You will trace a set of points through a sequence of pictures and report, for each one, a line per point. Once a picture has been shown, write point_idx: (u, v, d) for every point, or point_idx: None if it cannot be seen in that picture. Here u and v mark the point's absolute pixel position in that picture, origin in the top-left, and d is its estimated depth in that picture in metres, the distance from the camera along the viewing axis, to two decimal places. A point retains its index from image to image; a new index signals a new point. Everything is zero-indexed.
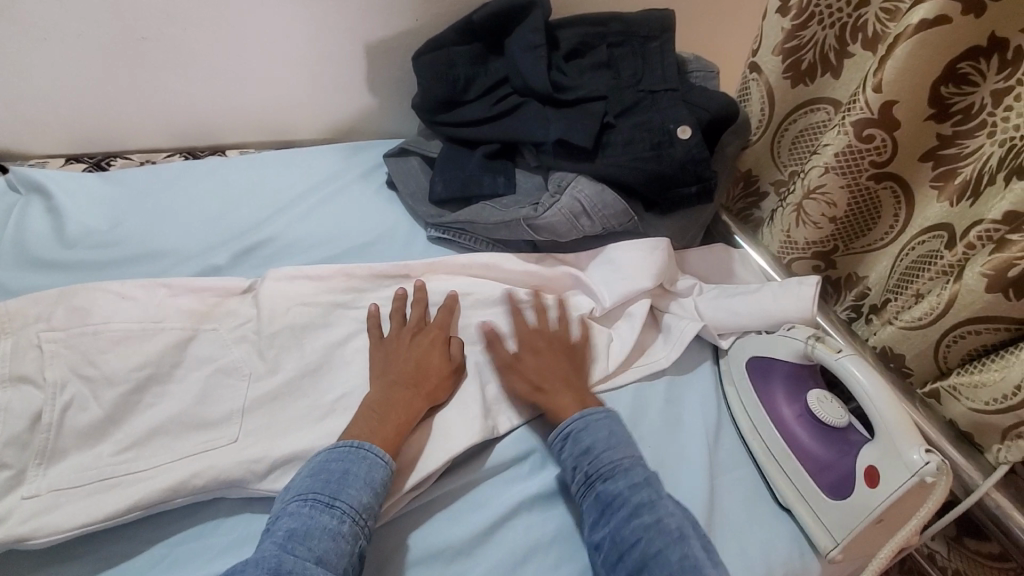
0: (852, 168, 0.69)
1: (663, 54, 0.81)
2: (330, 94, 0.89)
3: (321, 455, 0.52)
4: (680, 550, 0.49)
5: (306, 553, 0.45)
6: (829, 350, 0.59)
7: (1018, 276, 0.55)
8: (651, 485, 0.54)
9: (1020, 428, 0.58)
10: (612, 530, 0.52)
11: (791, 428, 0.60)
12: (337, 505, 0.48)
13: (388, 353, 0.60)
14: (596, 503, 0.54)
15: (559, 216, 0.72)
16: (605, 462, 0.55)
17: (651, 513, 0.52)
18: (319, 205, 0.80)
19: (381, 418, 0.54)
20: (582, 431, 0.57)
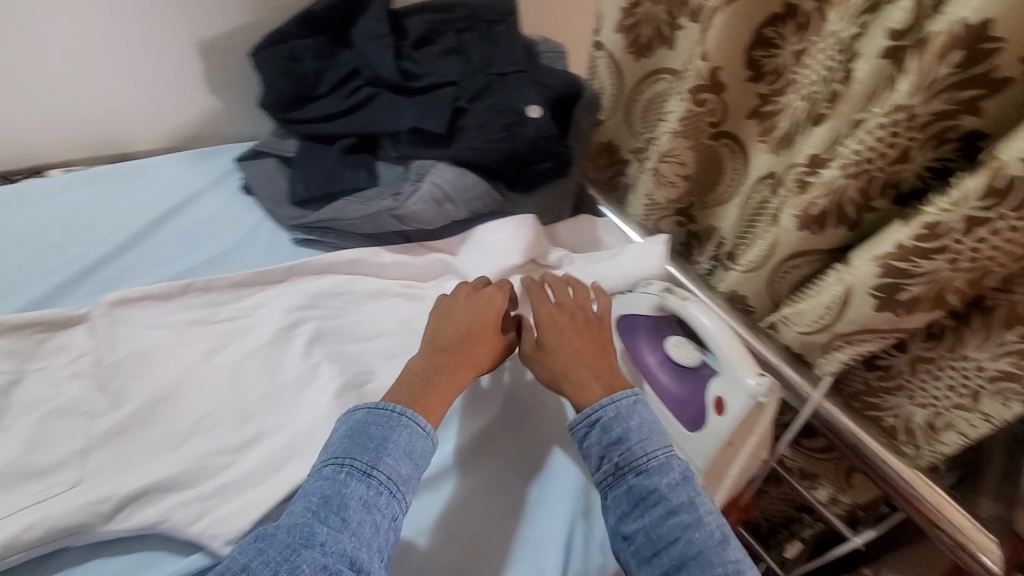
0: (694, 130, 0.75)
1: (509, 36, 0.82)
2: (166, 99, 0.82)
3: (364, 412, 0.52)
4: (721, 553, 0.51)
5: (340, 523, 0.46)
6: (676, 301, 0.65)
7: (818, 213, 0.63)
8: (691, 481, 0.55)
9: (836, 342, 0.67)
10: (647, 527, 0.53)
11: (654, 374, 0.66)
12: (374, 475, 0.49)
13: (441, 321, 0.61)
14: (629, 495, 0.55)
15: (421, 203, 0.72)
16: (637, 455, 0.56)
17: (690, 513, 0.53)
18: (164, 220, 0.74)
19: (423, 387, 0.55)
20: (613, 421, 0.57)
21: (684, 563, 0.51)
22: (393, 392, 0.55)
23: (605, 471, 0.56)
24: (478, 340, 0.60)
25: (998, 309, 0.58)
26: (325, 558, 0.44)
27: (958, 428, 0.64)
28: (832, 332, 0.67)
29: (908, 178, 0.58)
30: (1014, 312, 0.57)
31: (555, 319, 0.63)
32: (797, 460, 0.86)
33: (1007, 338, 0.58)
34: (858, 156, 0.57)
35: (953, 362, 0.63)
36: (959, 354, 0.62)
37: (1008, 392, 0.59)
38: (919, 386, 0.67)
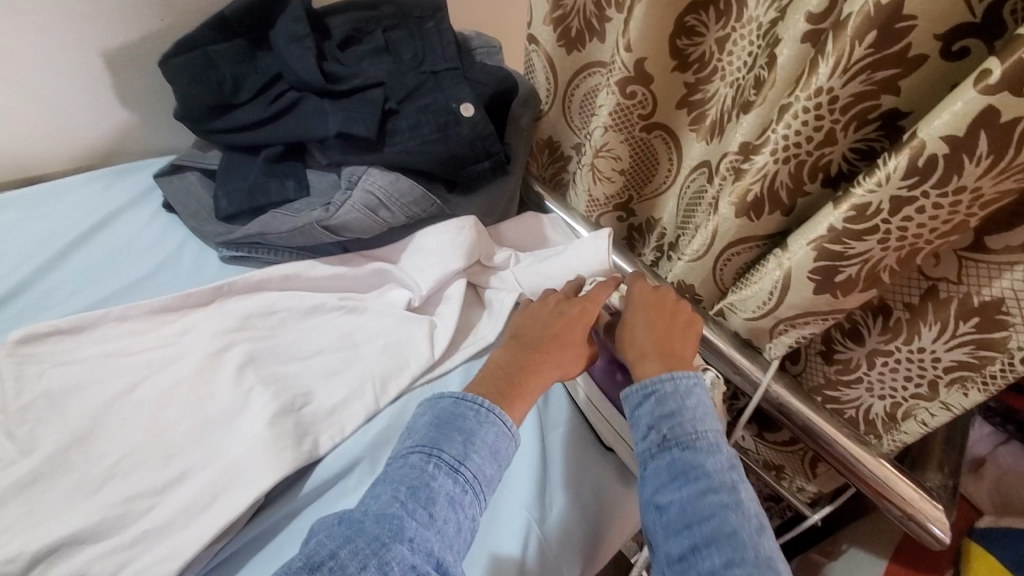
0: (625, 123, 0.75)
1: (440, 33, 0.79)
2: (71, 115, 0.76)
3: (450, 402, 0.53)
4: (760, 543, 0.48)
5: (429, 518, 0.45)
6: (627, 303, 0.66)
7: (754, 200, 0.63)
8: (739, 471, 0.52)
9: (781, 326, 0.68)
10: (684, 499, 0.50)
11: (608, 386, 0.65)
12: (461, 471, 0.49)
13: (531, 317, 0.63)
14: (670, 467, 0.52)
15: (354, 212, 0.68)
16: (688, 429, 0.53)
17: (731, 495, 0.50)
18: (78, 245, 0.69)
19: (506, 377, 0.57)
20: (670, 396, 0.55)
21: (715, 541, 0.47)
22: (481, 380, 0.57)
23: (650, 440, 0.54)
24: (570, 334, 0.60)
25: (952, 301, 0.58)
26: (412, 557, 0.43)
27: (918, 416, 0.66)
28: (775, 317, 0.67)
29: (835, 161, 0.59)
30: (966, 304, 0.57)
31: (634, 310, 0.64)
32: (761, 452, 0.86)
33: (962, 328, 0.58)
34: (786, 140, 0.58)
35: (910, 354, 0.63)
36: (915, 345, 0.63)
37: (966, 381, 0.60)
38: (878, 380, 0.68)
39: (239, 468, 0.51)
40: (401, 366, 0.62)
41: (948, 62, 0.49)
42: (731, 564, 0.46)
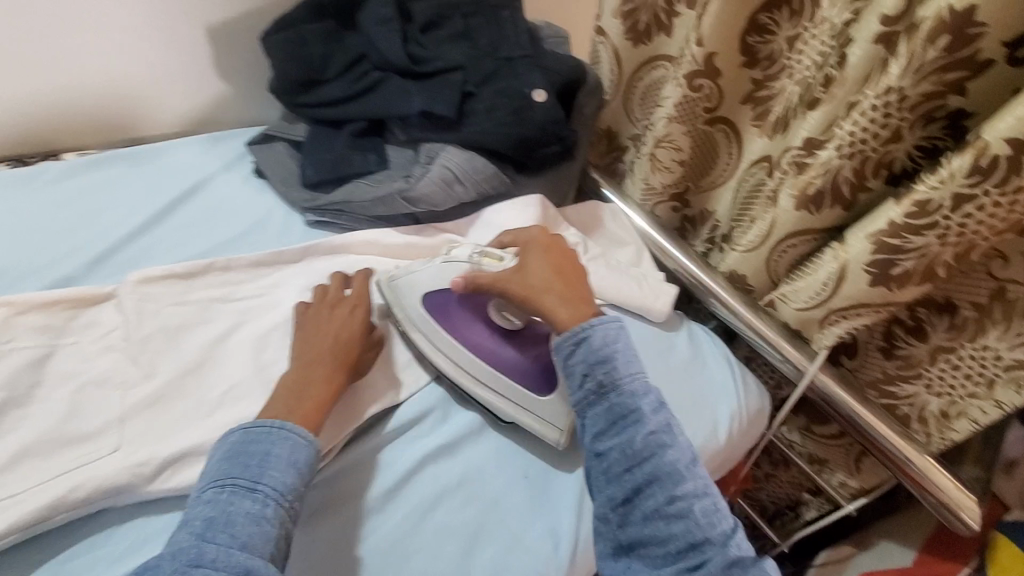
0: (690, 115, 0.78)
1: (514, 22, 0.84)
2: (173, 83, 0.83)
3: (237, 435, 0.52)
4: (694, 471, 0.53)
5: (229, 539, 0.45)
6: (491, 261, 0.65)
7: (815, 193, 0.66)
8: (669, 409, 0.56)
9: (831, 316, 0.71)
10: (622, 444, 0.54)
11: (482, 349, 0.64)
12: (258, 490, 0.48)
13: (311, 328, 0.60)
14: (608, 413, 0.55)
15: (432, 185, 0.75)
16: (621, 374, 0.56)
17: (666, 434, 0.54)
18: (181, 201, 0.76)
19: (313, 384, 0.56)
20: (599, 344, 0.57)
21: (656, 479, 0.52)
22: (272, 404, 0.54)
23: (585, 389, 0.56)
24: (338, 343, 0.59)
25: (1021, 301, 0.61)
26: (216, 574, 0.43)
27: (971, 415, 0.69)
28: (828, 307, 0.70)
29: (899, 158, 0.61)
30: None
31: (531, 258, 0.64)
32: (806, 446, 0.89)
33: None
34: (852, 136, 0.60)
35: (972, 352, 0.66)
36: (978, 343, 0.65)
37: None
38: (937, 376, 0.70)
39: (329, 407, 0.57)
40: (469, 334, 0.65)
41: (1014, 69, 0.52)
42: (674, 497, 0.52)
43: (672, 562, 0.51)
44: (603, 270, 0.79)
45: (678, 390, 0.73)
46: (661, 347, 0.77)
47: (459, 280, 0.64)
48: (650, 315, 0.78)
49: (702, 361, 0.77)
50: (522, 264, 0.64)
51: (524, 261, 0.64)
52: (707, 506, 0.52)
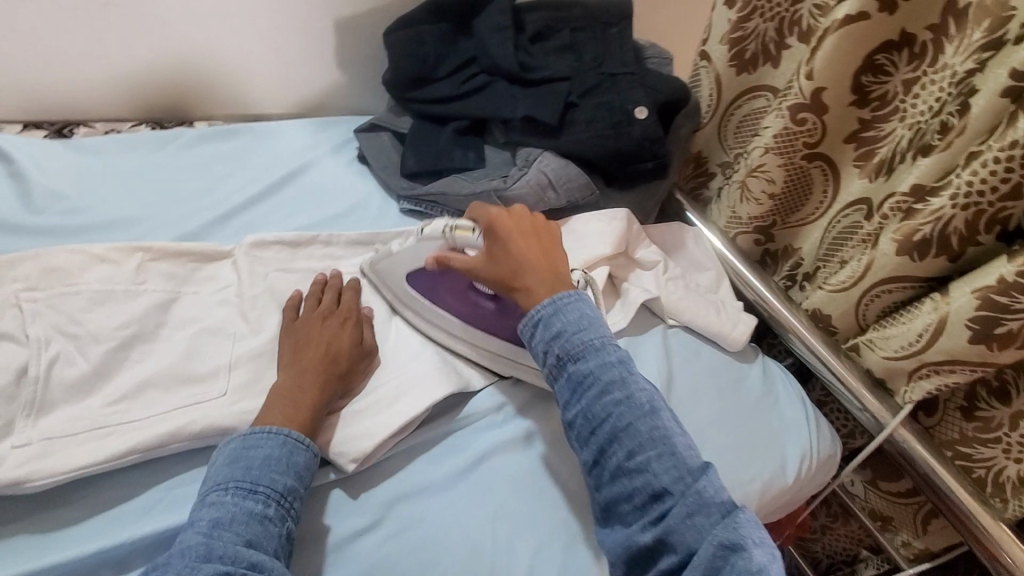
0: (789, 149, 0.76)
1: (621, 40, 0.85)
2: (297, 67, 0.89)
3: (238, 440, 0.50)
4: (651, 424, 0.52)
5: (236, 537, 0.45)
6: (465, 234, 0.64)
7: (921, 241, 0.64)
8: (626, 364, 0.54)
9: (922, 371, 0.68)
10: (583, 410, 0.53)
11: (472, 318, 0.65)
12: (260, 491, 0.47)
13: (296, 341, 0.58)
14: (567, 383, 0.54)
15: (526, 188, 0.77)
16: (573, 341, 0.55)
17: (621, 390, 0.53)
18: (295, 176, 0.81)
19: (294, 402, 0.53)
20: (550, 315, 0.56)
21: (617, 438, 0.52)
22: (267, 411, 0.52)
23: (547, 363, 0.56)
24: (330, 353, 0.57)
25: None
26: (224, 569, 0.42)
27: None
28: (919, 360, 0.68)
29: (1017, 215, 0.59)
30: None
31: (507, 237, 0.62)
32: (869, 500, 0.86)
33: None
34: (969, 187, 0.59)
35: None
36: None
37: None
38: (1017, 443, 0.67)
39: (413, 383, 0.60)
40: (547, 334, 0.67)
41: None
42: (634, 452, 0.51)
43: (639, 515, 0.50)
44: (682, 290, 0.79)
45: (751, 423, 0.72)
46: (735, 377, 0.76)
47: (434, 261, 0.64)
48: (724, 342, 0.77)
49: (775, 398, 0.76)
50: (489, 248, 0.62)
51: (489, 240, 0.63)
52: (666, 456, 0.50)
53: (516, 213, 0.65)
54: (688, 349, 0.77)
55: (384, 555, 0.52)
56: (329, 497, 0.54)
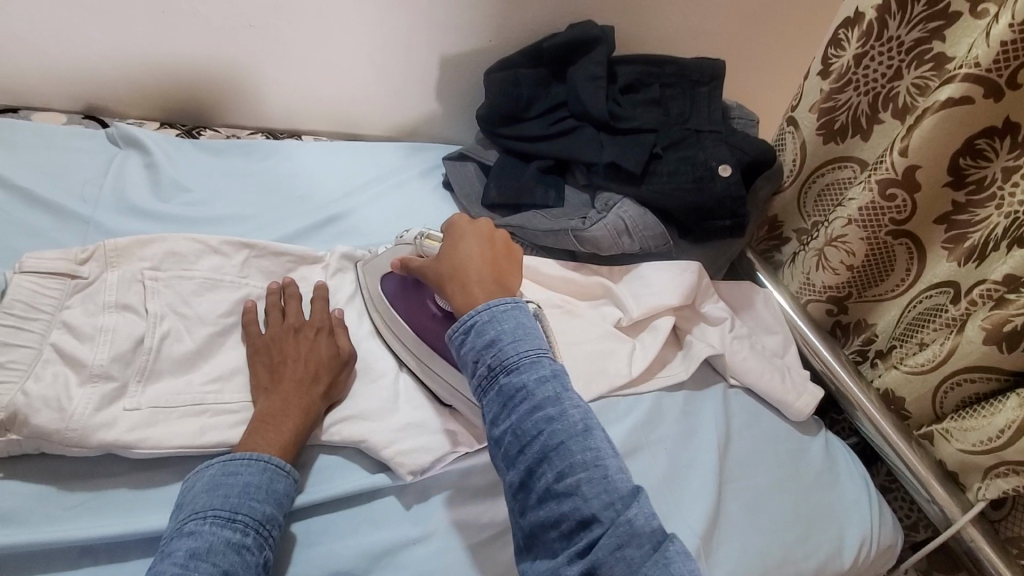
0: (873, 223, 0.75)
1: (710, 99, 0.88)
2: (399, 95, 0.94)
3: (217, 466, 0.50)
4: (583, 443, 0.48)
5: (211, 569, 0.44)
6: (432, 243, 0.66)
7: (1011, 331, 0.62)
8: (559, 379, 0.51)
9: (1000, 469, 0.66)
10: (512, 426, 0.49)
11: (425, 331, 0.64)
12: (238, 520, 0.47)
13: (273, 352, 0.58)
14: (499, 397, 0.51)
15: (605, 232, 0.80)
16: (508, 353, 0.51)
17: (555, 406, 0.49)
18: (386, 194, 0.86)
19: (275, 426, 0.53)
20: (486, 324, 0.53)
21: (546, 458, 0.48)
22: (251, 437, 0.52)
23: (480, 375, 0.52)
24: (310, 373, 0.57)
25: None
26: None
27: None
28: (999, 456, 0.65)
29: None
30: None
31: (462, 241, 0.63)
32: None
33: None
34: None
35: None
36: None
37: None
38: None
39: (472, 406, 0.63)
40: (601, 375, 0.72)
41: None
42: (563, 473, 0.47)
43: (566, 544, 0.46)
44: (748, 352, 0.78)
45: (811, 499, 0.70)
46: (794, 449, 0.74)
47: (398, 264, 0.65)
48: (787, 410, 0.76)
49: (836, 476, 0.73)
50: (442, 250, 0.63)
51: (450, 244, 0.63)
52: (596, 480, 0.46)
53: (478, 222, 0.65)
54: (748, 412, 0.76)
55: (431, 567, 0.53)
56: (384, 504, 0.56)
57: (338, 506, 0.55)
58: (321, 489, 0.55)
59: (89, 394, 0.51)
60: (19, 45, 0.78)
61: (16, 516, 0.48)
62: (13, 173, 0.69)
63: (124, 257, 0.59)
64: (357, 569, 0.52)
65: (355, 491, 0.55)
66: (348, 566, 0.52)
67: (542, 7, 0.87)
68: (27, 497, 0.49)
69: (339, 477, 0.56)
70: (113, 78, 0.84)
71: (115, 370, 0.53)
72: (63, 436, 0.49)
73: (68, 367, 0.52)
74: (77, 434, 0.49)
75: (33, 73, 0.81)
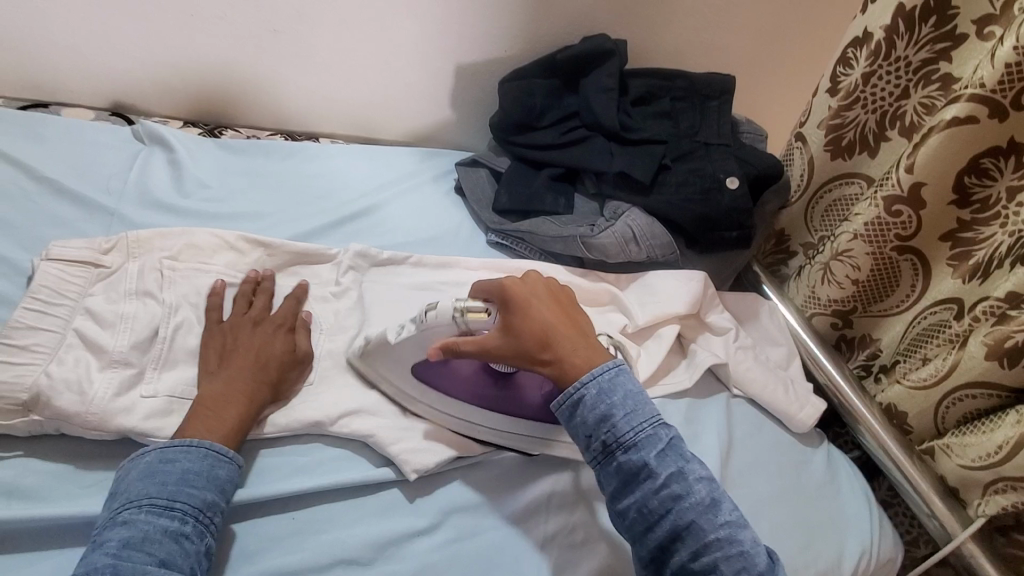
0: (879, 238, 0.76)
1: (719, 113, 0.89)
2: (415, 102, 0.96)
3: (154, 454, 0.50)
4: (712, 518, 0.51)
5: (147, 558, 0.44)
6: (478, 317, 0.57)
7: (1012, 348, 0.63)
8: (676, 450, 0.53)
9: (998, 485, 0.66)
10: (640, 503, 0.52)
11: (494, 403, 0.60)
12: (175, 508, 0.47)
13: (225, 341, 0.58)
14: (619, 473, 0.53)
15: (612, 239, 0.81)
16: (625, 431, 0.53)
17: (679, 482, 0.52)
18: (399, 196, 0.88)
19: (218, 413, 0.53)
20: (597, 399, 0.54)
21: (678, 535, 0.51)
22: (191, 423, 0.52)
23: (594, 450, 0.54)
24: (261, 363, 0.57)
25: None
26: None
27: None
28: (998, 473, 0.66)
29: None
30: None
31: (530, 307, 0.58)
32: None
33: None
34: None
35: None
36: None
37: None
38: None
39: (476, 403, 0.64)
40: None
41: None
42: (698, 551, 0.50)
43: None
44: (752, 362, 0.79)
45: (811, 509, 0.70)
46: (796, 461, 0.74)
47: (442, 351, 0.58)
48: (790, 421, 0.76)
49: (837, 487, 0.73)
50: (505, 323, 0.57)
51: (510, 313, 0.57)
52: (732, 557, 0.50)
53: (532, 281, 0.60)
54: (750, 421, 0.77)
55: (434, 560, 0.54)
56: (389, 497, 0.57)
57: (341, 497, 0.56)
58: (327, 478, 0.56)
59: (109, 380, 0.53)
60: (53, 44, 0.81)
61: (34, 493, 0.49)
62: (41, 165, 0.71)
63: (144, 248, 0.61)
64: (362, 559, 0.53)
65: (360, 481, 0.56)
66: (352, 555, 0.53)
67: (556, 19, 0.89)
68: (45, 475, 0.50)
69: (342, 469, 0.57)
70: (139, 78, 0.86)
71: (133, 357, 0.54)
72: (82, 418, 0.51)
73: (89, 351, 0.54)
74: (95, 417, 0.51)
75: (65, 70, 0.84)
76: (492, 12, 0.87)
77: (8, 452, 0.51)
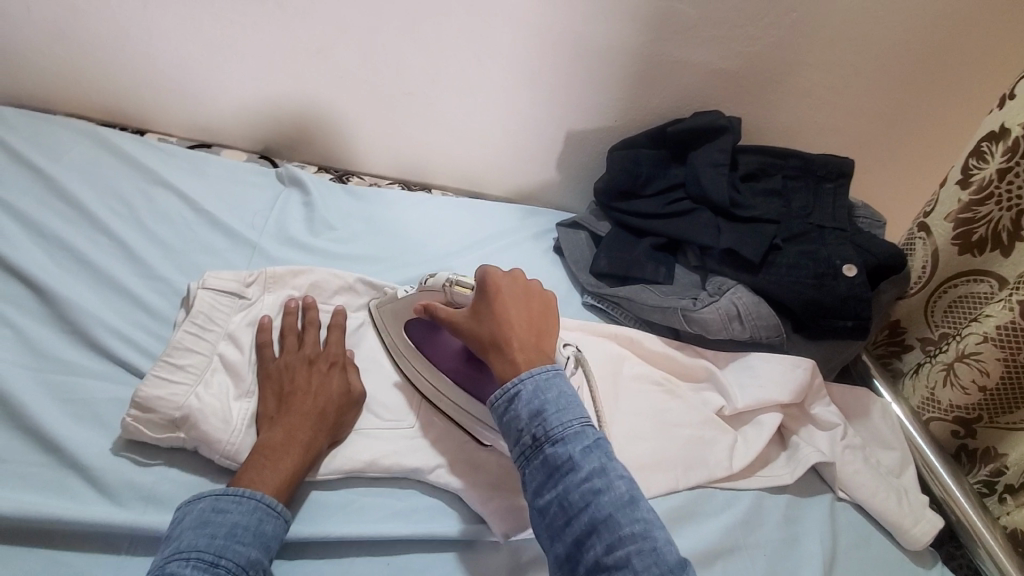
0: (1013, 345, 0.69)
1: (835, 196, 0.87)
2: (524, 163, 1.01)
3: (207, 502, 0.50)
4: (630, 514, 0.47)
5: None
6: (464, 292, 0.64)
7: None
8: (602, 448, 0.50)
9: None
10: (559, 497, 0.48)
11: (456, 376, 0.63)
12: (220, 565, 0.46)
13: (286, 382, 0.59)
14: (543, 467, 0.50)
15: (715, 314, 0.79)
16: (555, 427, 0.50)
17: (601, 478, 0.48)
18: (501, 250, 0.91)
19: (269, 465, 0.53)
20: (530, 394, 0.52)
21: (596, 530, 0.46)
22: (243, 474, 0.52)
23: (522, 445, 0.51)
24: (319, 407, 0.58)
25: None
26: None
27: None
28: None
29: None
30: None
31: (500, 299, 0.59)
32: None
33: None
34: None
35: None
36: None
37: None
38: None
39: None
40: (701, 463, 0.70)
41: None
42: (613, 546, 0.45)
43: None
44: (863, 467, 0.72)
45: None
46: None
47: (422, 308, 0.64)
48: (904, 539, 0.69)
49: None
50: (478, 308, 0.60)
51: (480, 300, 0.60)
52: (646, 552, 0.44)
53: (512, 277, 0.62)
54: (859, 532, 0.70)
55: None
56: (473, 556, 0.56)
57: (430, 547, 0.56)
58: (418, 526, 0.56)
59: (245, 407, 0.58)
60: (221, 95, 0.93)
61: (167, 503, 0.53)
62: (203, 199, 0.80)
63: (279, 283, 0.68)
64: None
65: (452, 535, 0.56)
66: None
67: (669, 95, 0.91)
68: (177, 486, 0.54)
69: (433, 519, 0.58)
70: (287, 127, 0.98)
71: (262, 386, 0.59)
72: (214, 439, 0.55)
73: (229, 378, 0.60)
74: (225, 438, 0.55)
75: (228, 120, 0.97)
76: (607, 86, 0.90)
77: (151, 460, 0.55)
